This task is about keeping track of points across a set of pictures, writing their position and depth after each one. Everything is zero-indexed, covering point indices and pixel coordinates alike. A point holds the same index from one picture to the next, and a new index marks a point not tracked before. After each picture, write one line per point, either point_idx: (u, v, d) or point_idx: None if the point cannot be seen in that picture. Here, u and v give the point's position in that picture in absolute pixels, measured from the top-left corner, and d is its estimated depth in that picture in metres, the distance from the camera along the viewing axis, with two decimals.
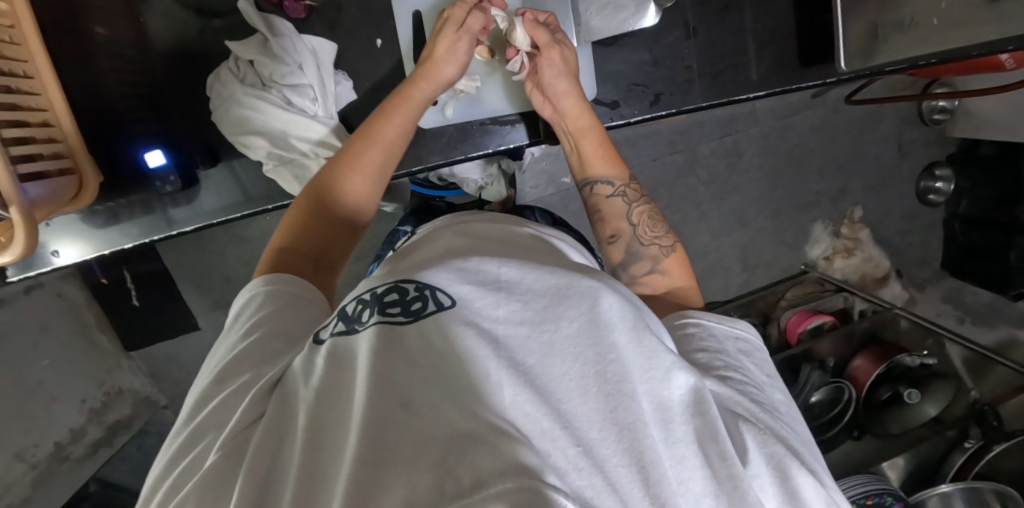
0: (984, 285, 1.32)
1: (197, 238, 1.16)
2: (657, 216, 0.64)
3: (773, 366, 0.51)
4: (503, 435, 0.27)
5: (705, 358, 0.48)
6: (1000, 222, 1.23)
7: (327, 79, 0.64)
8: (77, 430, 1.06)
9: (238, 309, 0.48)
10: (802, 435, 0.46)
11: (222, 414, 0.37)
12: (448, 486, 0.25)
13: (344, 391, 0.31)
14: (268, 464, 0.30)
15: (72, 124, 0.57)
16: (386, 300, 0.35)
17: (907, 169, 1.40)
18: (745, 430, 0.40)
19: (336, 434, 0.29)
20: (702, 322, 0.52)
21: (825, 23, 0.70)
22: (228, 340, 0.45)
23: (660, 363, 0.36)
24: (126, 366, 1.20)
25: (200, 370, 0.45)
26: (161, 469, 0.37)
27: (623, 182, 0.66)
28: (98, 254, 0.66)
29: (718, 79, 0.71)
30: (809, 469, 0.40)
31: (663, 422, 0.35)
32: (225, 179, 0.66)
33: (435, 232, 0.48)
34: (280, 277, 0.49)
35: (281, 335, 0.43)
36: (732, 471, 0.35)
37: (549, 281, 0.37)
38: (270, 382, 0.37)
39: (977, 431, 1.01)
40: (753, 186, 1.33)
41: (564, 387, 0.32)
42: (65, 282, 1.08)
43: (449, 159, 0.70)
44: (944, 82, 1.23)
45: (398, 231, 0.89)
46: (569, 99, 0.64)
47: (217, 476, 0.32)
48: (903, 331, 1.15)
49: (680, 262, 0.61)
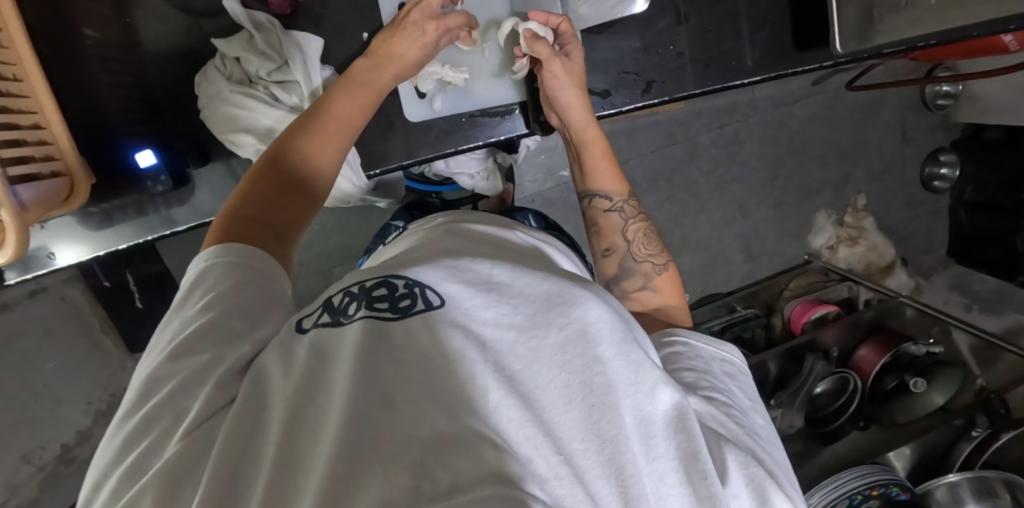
0: (990, 272, 1.31)
1: (197, 238, 1.17)
2: (654, 234, 0.64)
3: (757, 391, 0.51)
4: (485, 441, 0.27)
5: (690, 377, 0.47)
6: (1004, 207, 1.21)
7: (313, 75, 0.64)
8: (83, 432, 1.08)
9: (190, 283, 0.46)
10: (780, 462, 0.45)
11: (179, 394, 0.37)
12: (425, 488, 0.24)
13: (323, 384, 0.31)
14: (239, 449, 0.30)
15: (63, 125, 0.57)
16: (375, 294, 0.36)
17: (911, 155, 1.38)
18: (727, 449, 0.39)
19: (311, 430, 0.29)
20: (690, 341, 0.51)
21: (820, 6, 0.69)
22: (183, 315, 0.43)
23: (647, 377, 0.36)
24: (131, 368, 1.12)
25: (149, 348, 0.43)
26: (113, 455, 0.36)
27: (622, 198, 0.64)
28: (93, 255, 0.66)
29: (710, 66, 0.70)
30: (785, 492, 0.40)
31: (645, 436, 0.34)
32: (217, 178, 0.67)
33: (426, 232, 0.48)
34: (237, 250, 0.47)
35: (241, 314, 0.42)
36: (711, 491, 0.34)
37: (540, 288, 0.37)
38: (245, 359, 0.38)
39: (983, 419, 1.00)
40: (753, 176, 1.32)
41: (548, 394, 0.32)
42: (69, 286, 1.06)
43: (439, 152, 0.70)
44: (947, 66, 1.21)
45: (391, 225, 0.88)
46: (576, 112, 0.64)
47: (179, 465, 0.31)
48: (909, 320, 1.13)
49: (672, 282, 0.60)
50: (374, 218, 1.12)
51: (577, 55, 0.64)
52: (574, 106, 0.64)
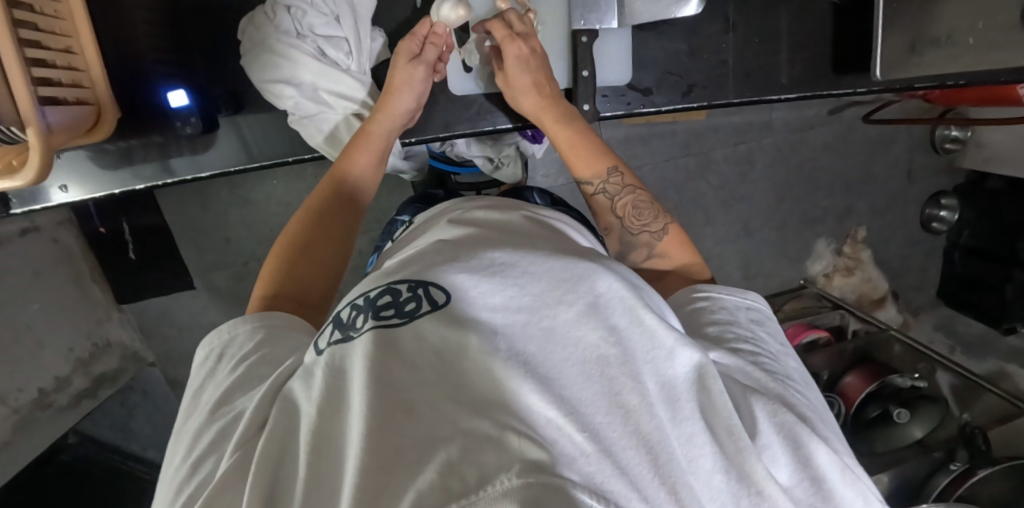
0: (976, 316, 1.35)
1: (199, 193, 1.14)
2: (645, 199, 0.62)
3: (785, 335, 0.52)
4: (509, 429, 0.27)
5: (716, 330, 0.48)
6: (999, 256, 1.25)
7: (363, 34, 0.64)
8: (62, 378, 1.04)
9: (218, 349, 0.47)
10: (816, 402, 0.46)
11: (220, 441, 0.37)
12: (455, 485, 0.25)
13: (344, 396, 0.32)
14: (272, 471, 0.31)
15: (96, 53, 0.56)
16: (380, 303, 0.36)
17: (914, 194, 1.41)
18: (755, 400, 0.40)
19: (336, 443, 0.30)
20: (713, 295, 0.52)
21: (861, 33, 0.72)
22: (217, 376, 0.44)
23: (663, 341, 0.36)
24: (117, 318, 1.18)
25: (187, 410, 0.43)
26: (169, 500, 0.36)
27: (604, 177, 0.64)
28: (103, 194, 0.66)
29: (751, 77, 0.72)
30: (820, 437, 0.40)
31: (670, 400, 0.34)
32: (242, 129, 0.66)
33: (434, 223, 0.50)
34: (259, 316, 0.48)
35: (268, 363, 0.43)
36: (740, 445, 0.35)
37: (546, 264, 0.37)
38: (272, 390, 0.38)
39: (964, 453, 0.99)
40: (761, 196, 1.34)
41: (567, 372, 0.31)
42: (62, 229, 1.06)
43: (476, 129, 0.73)
44: (958, 111, 1.24)
45: (397, 221, 0.84)
46: (540, 114, 0.66)
47: (221, 495, 0.32)
48: (896, 354, 1.17)
49: (676, 242, 0.60)
50: (383, 193, 1.11)
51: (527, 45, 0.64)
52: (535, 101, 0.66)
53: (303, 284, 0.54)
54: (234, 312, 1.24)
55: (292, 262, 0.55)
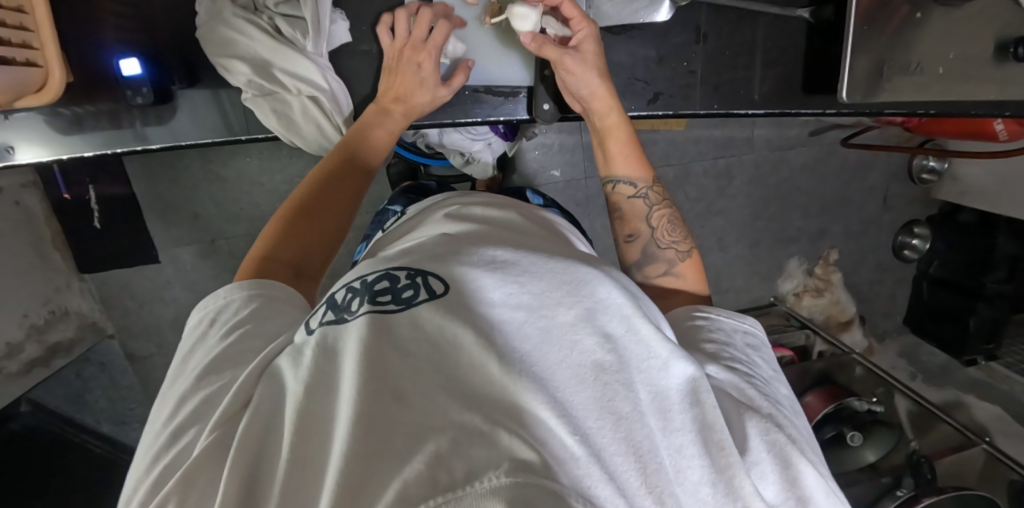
0: (941, 344, 1.39)
1: (168, 165, 1.11)
2: (677, 220, 0.64)
3: (777, 361, 0.51)
4: (499, 427, 0.26)
5: (712, 347, 0.48)
6: (965, 287, 1.29)
7: (324, 16, 0.64)
8: (14, 345, 1.02)
9: (211, 314, 0.45)
10: (804, 430, 0.45)
11: (205, 410, 0.36)
12: (442, 479, 0.24)
13: (336, 377, 0.30)
14: (257, 445, 0.30)
15: (48, 14, 0.54)
16: (377, 288, 0.35)
17: (887, 222, 1.43)
18: (747, 418, 0.40)
19: (322, 427, 0.29)
20: (711, 316, 0.52)
21: (833, 55, 0.72)
22: (204, 344, 0.43)
23: (657, 353, 0.35)
24: (77, 288, 1.14)
25: (172, 377, 0.42)
26: (144, 469, 0.36)
27: (646, 184, 0.65)
28: (56, 157, 0.64)
29: (719, 89, 0.73)
30: (808, 458, 0.40)
31: (661, 411, 0.33)
32: (204, 103, 0.66)
33: (427, 217, 0.49)
34: (260, 283, 0.47)
35: (259, 336, 0.42)
36: (729, 461, 0.34)
37: (547, 266, 0.36)
38: (261, 364, 0.37)
39: (910, 481, 1.02)
40: (738, 211, 1.34)
41: (561, 373, 0.31)
42: (25, 191, 1.04)
43: (437, 121, 0.73)
44: (936, 142, 1.26)
45: (389, 209, 0.81)
46: (610, 108, 0.66)
47: (205, 467, 0.31)
48: (857, 377, 1.18)
49: (694, 268, 0.61)
50: None
51: (591, 33, 0.65)
52: (597, 93, 0.65)
53: (295, 254, 0.53)
54: (200, 289, 1.21)
55: (283, 236, 0.53)
